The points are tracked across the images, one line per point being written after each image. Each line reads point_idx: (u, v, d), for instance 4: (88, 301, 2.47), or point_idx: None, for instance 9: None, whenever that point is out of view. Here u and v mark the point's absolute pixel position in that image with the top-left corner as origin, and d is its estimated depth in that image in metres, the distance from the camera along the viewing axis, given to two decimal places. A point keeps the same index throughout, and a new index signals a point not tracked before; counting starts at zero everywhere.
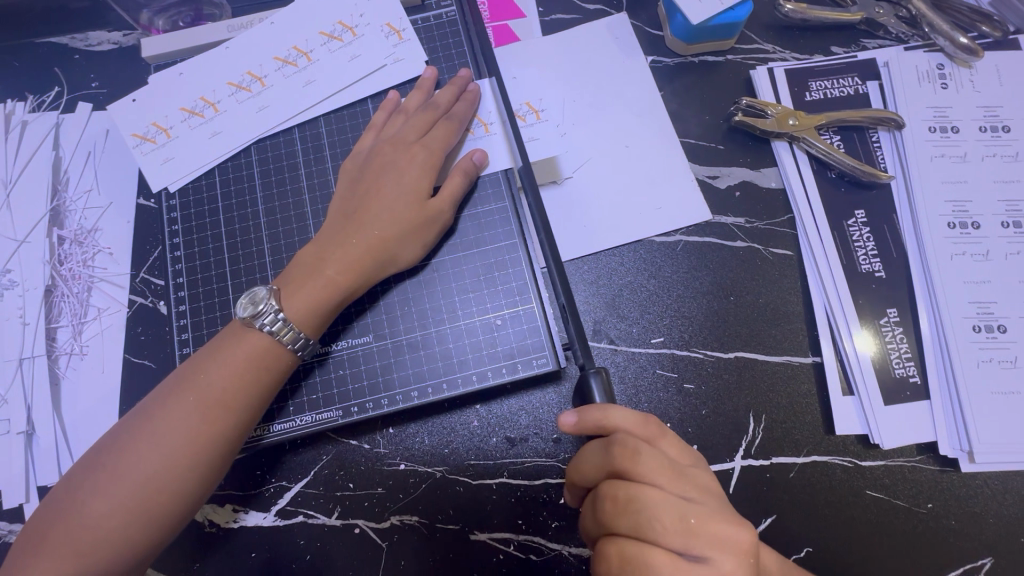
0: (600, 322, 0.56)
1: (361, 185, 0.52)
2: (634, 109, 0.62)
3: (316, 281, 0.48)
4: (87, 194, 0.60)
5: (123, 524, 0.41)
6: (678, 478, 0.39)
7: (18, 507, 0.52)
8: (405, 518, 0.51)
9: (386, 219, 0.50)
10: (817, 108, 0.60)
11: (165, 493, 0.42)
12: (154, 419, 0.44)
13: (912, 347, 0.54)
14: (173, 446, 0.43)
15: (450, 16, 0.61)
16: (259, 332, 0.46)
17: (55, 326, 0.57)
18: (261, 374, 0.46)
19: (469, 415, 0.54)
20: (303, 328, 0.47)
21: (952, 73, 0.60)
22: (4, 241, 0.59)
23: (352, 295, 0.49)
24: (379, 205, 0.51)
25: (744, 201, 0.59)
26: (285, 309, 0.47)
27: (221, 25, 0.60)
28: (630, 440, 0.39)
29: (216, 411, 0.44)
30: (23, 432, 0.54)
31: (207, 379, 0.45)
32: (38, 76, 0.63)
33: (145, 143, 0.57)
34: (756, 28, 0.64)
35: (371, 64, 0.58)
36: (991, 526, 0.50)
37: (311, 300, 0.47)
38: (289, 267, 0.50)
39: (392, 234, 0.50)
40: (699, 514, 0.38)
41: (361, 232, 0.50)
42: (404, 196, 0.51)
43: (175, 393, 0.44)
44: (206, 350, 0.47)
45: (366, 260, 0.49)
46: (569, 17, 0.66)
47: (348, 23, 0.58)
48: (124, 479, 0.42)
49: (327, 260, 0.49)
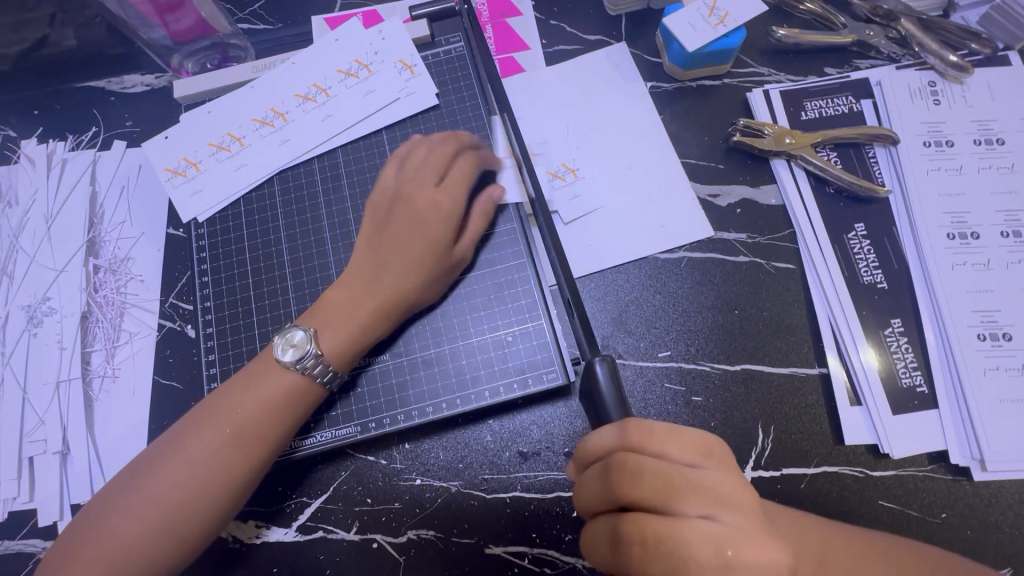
0: (608, 337, 0.58)
1: (385, 227, 0.54)
2: (635, 132, 0.65)
3: (350, 321, 0.50)
4: (120, 226, 0.64)
5: (152, 544, 0.44)
6: (692, 494, 0.37)
7: (52, 524, 0.54)
8: (421, 533, 0.53)
9: (413, 266, 0.52)
10: (813, 126, 0.63)
11: (195, 516, 0.44)
12: (186, 444, 0.46)
13: (918, 356, 0.54)
14: (204, 472, 0.45)
15: (458, 51, 0.65)
16: (293, 372, 0.48)
17: (90, 350, 0.60)
18: (292, 409, 0.48)
19: (482, 430, 0.55)
20: (338, 365, 0.50)
21: (943, 90, 0.62)
22: (44, 271, 0.63)
23: (381, 335, 0.52)
24: (407, 249, 0.52)
25: (745, 218, 0.61)
26: (322, 347, 0.49)
27: (246, 66, 0.64)
28: (628, 458, 0.37)
29: (249, 442, 0.46)
30: (59, 451, 0.57)
31: (238, 409, 0.47)
32: (78, 117, 0.68)
33: (177, 176, 0.61)
34: (751, 53, 0.67)
35: (386, 98, 0.62)
36: (1007, 536, 0.50)
37: (345, 339, 0.50)
38: (319, 305, 0.52)
39: (420, 277, 0.52)
40: (733, 543, 0.35)
41: (389, 276, 0.52)
42: (428, 238, 0.53)
43: (207, 420, 0.47)
44: (243, 383, 0.49)
45: (395, 301, 0.52)
46: (571, 48, 0.70)
47: (363, 61, 0.62)
48: (156, 501, 0.44)
49: (358, 302, 0.51)
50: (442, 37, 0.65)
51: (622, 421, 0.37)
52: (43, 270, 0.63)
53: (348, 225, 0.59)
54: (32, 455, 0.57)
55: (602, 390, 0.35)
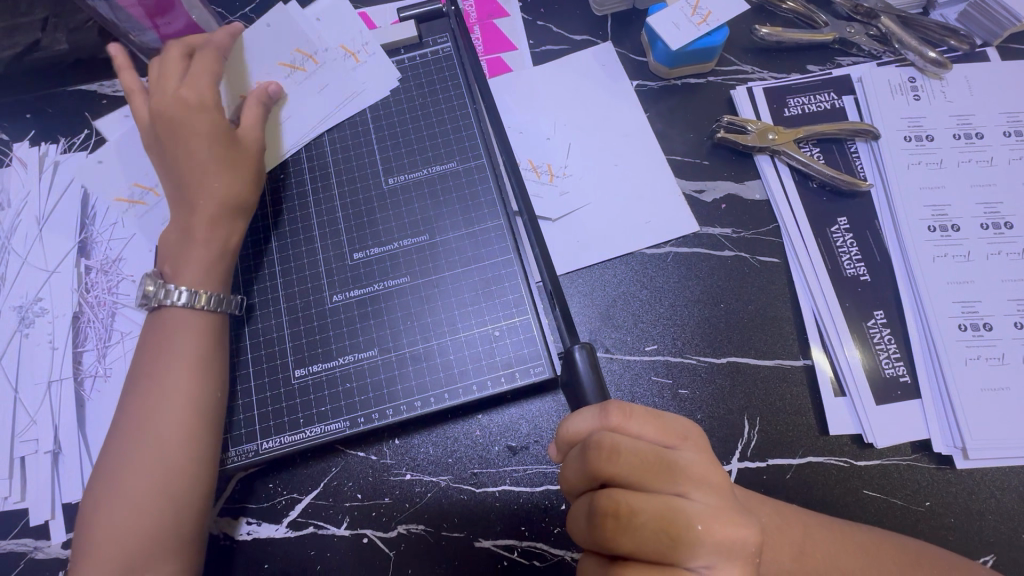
0: (595, 331, 0.58)
1: (170, 144, 0.56)
2: (621, 130, 0.66)
3: (200, 247, 0.53)
4: (112, 228, 0.65)
5: (158, 505, 0.46)
6: (669, 473, 0.37)
7: (44, 523, 0.55)
8: (411, 527, 0.53)
9: (214, 172, 0.54)
10: (796, 122, 0.64)
11: (185, 456, 0.48)
12: (143, 406, 0.49)
13: (901, 347, 0.55)
14: (167, 422, 0.48)
15: (445, 52, 0.66)
16: (173, 309, 0.52)
17: (81, 350, 0.61)
18: (203, 333, 0.52)
19: (471, 424, 0.56)
20: (210, 289, 0.53)
21: (923, 85, 0.63)
22: (37, 272, 0.63)
23: (234, 239, 0.55)
24: (196, 147, 0.55)
25: (730, 213, 0.62)
26: (184, 284, 0.52)
27: None
28: (605, 436, 0.37)
29: (190, 372, 0.50)
30: (50, 451, 0.57)
31: (162, 359, 0.50)
32: (71, 120, 0.69)
33: (134, 205, 0.62)
34: (735, 51, 0.68)
35: (338, 91, 0.63)
36: (990, 523, 0.51)
37: (206, 260, 0.53)
38: (161, 249, 0.55)
39: (230, 177, 0.55)
40: (706, 521, 0.35)
41: (200, 189, 0.54)
42: (202, 149, 0.55)
43: (141, 385, 0.50)
44: (156, 335, 0.52)
45: (224, 207, 0.54)
46: (558, 47, 0.70)
47: (306, 52, 0.63)
48: (145, 462, 0.47)
49: (186, 225, 0.54)
50: (430, 38, 0.67)
51: (602, 404, 0.39)
52: (35, 271, 0.64)
53: (337, 224, 0.60)
54: (23, 454, 0.57)
55: (581, 373, 0.40)
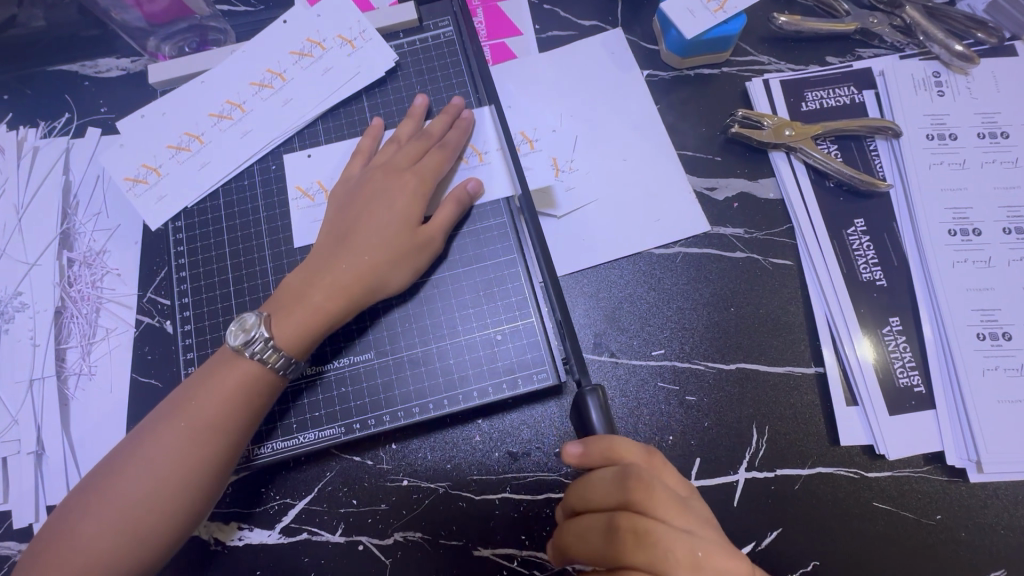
0: (600, 334, 0.56)
1: (353, 210, 0.53)
2: (631, 123, 0.63)
3: (305, 307, 0.48)
4: (95, 218, 0.62)
5: (127, 557, 0.42)
6: (687, 512, 0.39)
7: (28, 526, 0.53)
8: (408, 535, 0.52)
9: (375, 246, 0.50)
10: (814, 118, 0.61)
11: (185, 490, 0.44)
12: (159, 429, 0.45)
13: (916, 355, 0.53)
14: (173, 477, 0.43)
15: (447, 36, 0.62)
16: (248, 359, 0.47)
17: (65, 346, 0.58)
18: (248, 380, 0.47)
19: (471, 430, 0.54)
20: (295, 353, 0.48)
21: (948, 80, 0.61)
22: (16, 264, 0.61)
23: (340, 321, 0.50)
24: (387, 241, 0.51)
25: (743, 212, 0.59)
26: (275, 334, 0.47)
27: (201, 58, 0.61)
28: (643, 472, 0.38)
29: (222, 412, 0.45)
30: (33, 451, 0.55)
31: (198, 403, 0.45)
32: (50, 103, 0.65)
33: (139, 184, 0.57)
34: (751, 40, 0.65)
35: (342, 76, 0.59)
36: (1002, 538, 0.49)
37: (304, 324, 0.48)
38: (276, 293, 0.51)
39: (381, 258, 0.50)
40: (708, 550, 0.38)
41: (348, 259, 0.50)
42: (393, 223, 0.51)
43: (166, 420, 0.45)
44: (205, 368, 0.48)
45: (355, 284, 0.49)
46: (565, 33, 0.67)
47: (316, 40, 0.60)
48: (137, 485, 0.43)
49: (314, 286, 0.49)
50: (431, 21, 0.63)
51: (648, 450, 0.41)
52: (14, 263, 0.61)
53: None
54: (5, 455, 0.55)
55: (593, 420, 0.39)
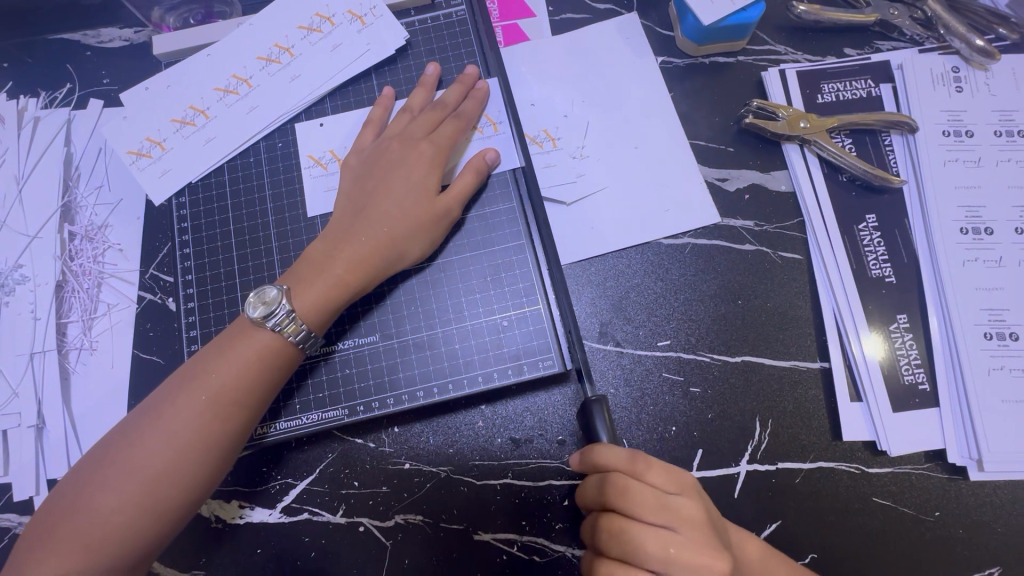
0: (606, 323, 0.56)
1: (369, 181, 0.52)
2: (644, 110, 0.62)
3: (324, 279, 0.48)
4: (97, 192, 0.61)
5: (143, 529, 0.42)
6: (663, 509, 0.40)
7: (29, 500, 0.53)
8: (409, 517, 0.52)
9: (394, 218, 0.50)
10: (829, 110, 0.60)
11: (198, 464, 0.43)
12: (173, 401, 0.44)
13: (922, 354, 0.53)
14: (187, 450, 0.43)
15: (460, 15, 0.61)
16: (268, 331, 0.46)
17: (66, 321, 0.58)
18: (264, 353, 0.46)
19: (474, 415, 0.54)
20: (314, 326, 0.47)
21: (967, 76, 0.60)
22: (16, 237, 0.60)
23: (358, 294, 0.50)
24: (406, 213, 0.50)
25: (753, 204, 0.58)
26: (295, 306, 0.47)
27: (207, 30, 0.60)
28: (620, 476, 0.41)
29: (236, 385, 0.45)
30: (34, 425, 0.55)
31: (213, 375, 0.45)
32: (52, 73, 0.64)
33: (142, 159, 0.56)
34: (769, 29, 0.64)
35: (352, 52, 0.58)
36: (999, 536, 0.50)
37: (325, 297, 0.48)
38: (295, 265, 0.50)
39: (400, 230, 0.50)
40: (678, 546, 0.38)
41: (368, 231, 0.50)
42: (411, 194, 0.51)
43: (179, 392, 0.44)
44: (219, 341, 0.47)
45: (376, 257, 0.49)
46: (580, 16, 0.66)
47: (324, 15, 0.59)
48: (149, 459, 0.42)
49: (335, 259, 0.49)
50: None
51: (634, 452, 0.42)
52: (14, 236, 0.60)
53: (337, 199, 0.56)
54: (7, 428, 0.55)
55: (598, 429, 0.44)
